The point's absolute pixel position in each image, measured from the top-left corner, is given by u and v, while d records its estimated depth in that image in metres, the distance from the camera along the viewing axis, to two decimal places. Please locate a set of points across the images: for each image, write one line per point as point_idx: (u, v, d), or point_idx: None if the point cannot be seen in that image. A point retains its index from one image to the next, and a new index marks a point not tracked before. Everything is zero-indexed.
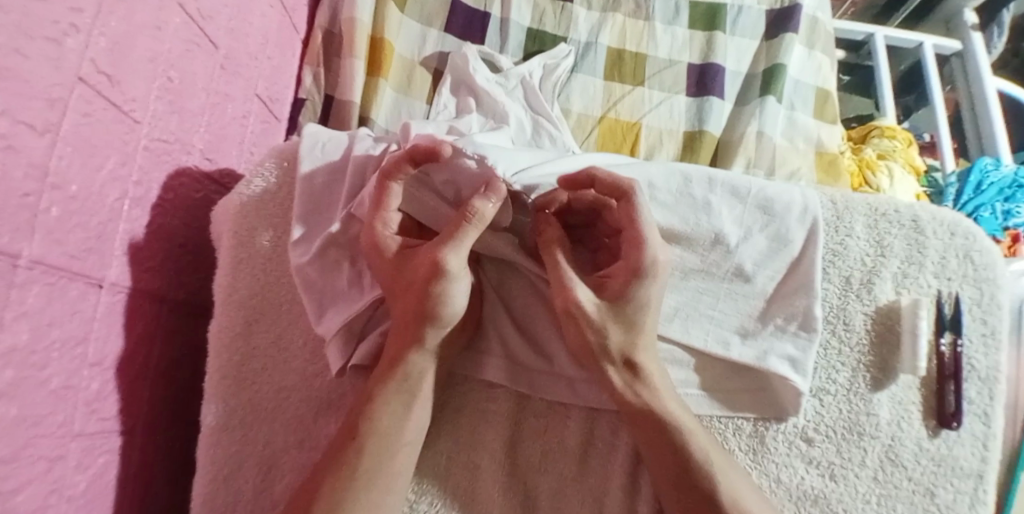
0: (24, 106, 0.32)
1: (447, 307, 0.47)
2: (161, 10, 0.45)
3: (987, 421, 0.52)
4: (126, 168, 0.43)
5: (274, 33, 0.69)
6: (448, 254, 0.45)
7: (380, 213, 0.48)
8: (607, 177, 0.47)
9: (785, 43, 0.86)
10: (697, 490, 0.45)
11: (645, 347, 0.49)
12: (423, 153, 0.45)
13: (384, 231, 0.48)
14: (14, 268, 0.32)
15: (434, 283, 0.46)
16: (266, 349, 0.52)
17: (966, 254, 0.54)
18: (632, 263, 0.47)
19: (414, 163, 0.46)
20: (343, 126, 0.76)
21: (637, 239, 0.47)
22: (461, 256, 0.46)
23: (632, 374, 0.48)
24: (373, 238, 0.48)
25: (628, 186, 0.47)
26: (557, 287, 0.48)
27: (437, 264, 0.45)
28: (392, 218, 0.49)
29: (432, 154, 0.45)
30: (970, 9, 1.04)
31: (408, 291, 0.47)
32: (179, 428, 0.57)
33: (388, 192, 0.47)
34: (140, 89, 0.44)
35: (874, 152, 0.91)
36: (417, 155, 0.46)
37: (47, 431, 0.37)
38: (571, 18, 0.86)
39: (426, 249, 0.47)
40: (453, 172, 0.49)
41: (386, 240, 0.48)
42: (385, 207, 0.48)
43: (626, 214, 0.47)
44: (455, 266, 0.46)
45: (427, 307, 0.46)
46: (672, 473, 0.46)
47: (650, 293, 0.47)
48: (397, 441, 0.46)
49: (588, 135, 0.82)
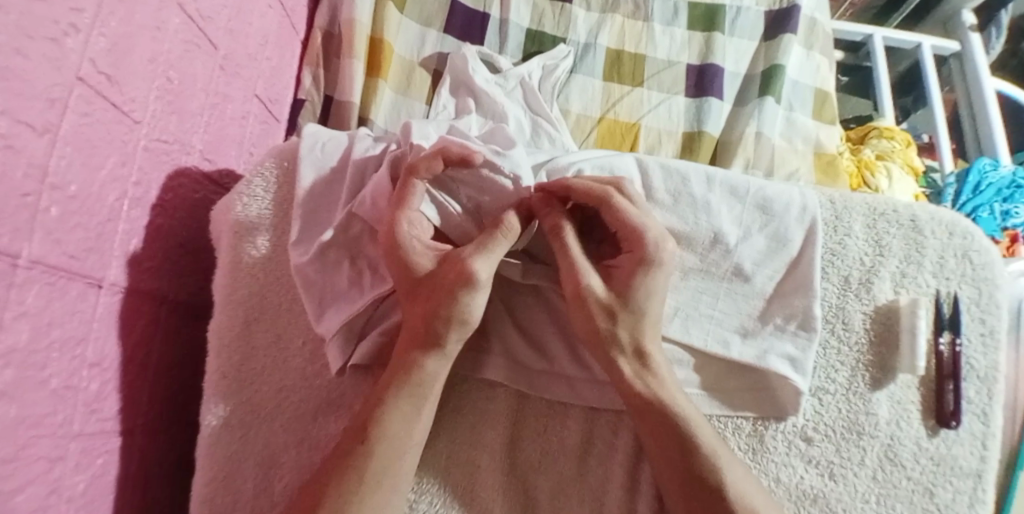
0: (25, 107, 0.32)
1: (471, 314, 0.47)
2: (161, 11, 0.45)
3: (986, 421, 0.52)
4: (125, 168, 0.43)
5: (274, 34, 0.69)
6: (477, 261, 0.46)
7: (403, 212, 0.48)
8: (581, 188, 0.48)
9: (783, 44, 0.87)
10: (704, 486, 0.45)
11: (652, 336, 0.49)
12: (456, 157, 0.48)
13: (408, 231, 0.48)
14: (14, 269, 0.32)
15: (461, 291, 0.46)
16: (265, 348, 0.52)
17: (964, 253, 0.55)
18: (638, 255, 0.47)
19: (445, 163, 0.48)
20: (342, 126, 0.76)
21: (635, 232, 0.47)
22: (489, 266, 0.46)
23: (639, 366, 0.48)
24: (395, 238, 0.47)
25: (603, 192, 0.48)
26: (566, 277, 0.49)
27: (467, 273, 0.46)
28: (413, 217, 0.49)
29: (464, 160, 0.48)
30: (967, 10, 1.04)
31: (431, 296, 0.47)
32: (179, 429, 0.57)
33: (412, 190, 0.48)
34: (140, 90, 0.44)
35: (873, 152, 0.92)
36: (450, 156, 0.48)
37: (46, 431, 0.37)
38: (569, 19, 0.87)
39: (454, 258, 0.48)
40: (477, 184, 0.51)
41: (411, 241, 0.48)
42: (408, 205, 0.48)
43: (613, 217, 0.48)
44: (484, 276, 0.46)
45: (449, 313, 0.46)
46: (677, 471, 0.46)
47: (655, 282, 0.48)
48: (404, 443, 0.46)
49: (587, 136, 0.82)
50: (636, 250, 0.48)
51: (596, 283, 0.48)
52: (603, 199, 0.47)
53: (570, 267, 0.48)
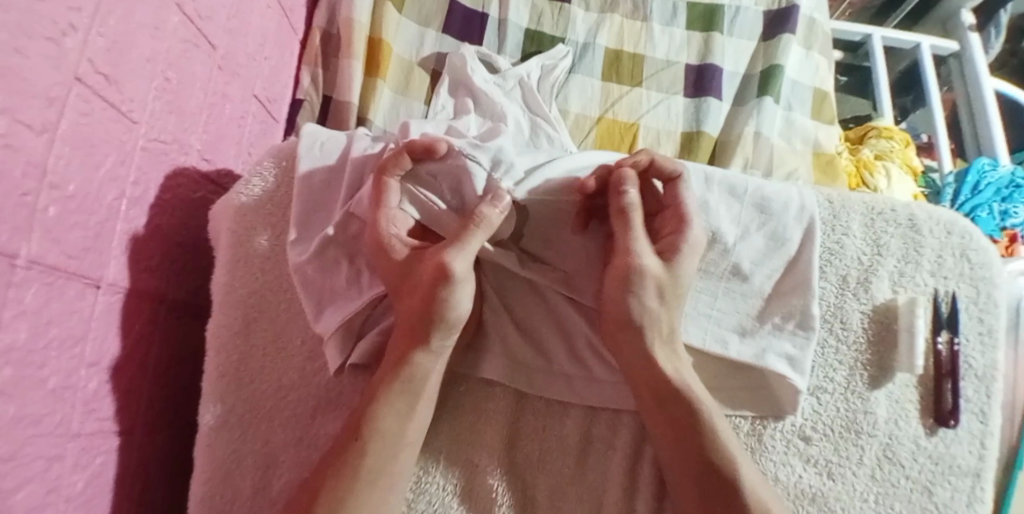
0: (24, 106, 0.32)
1: (453, 310, 0.47)
2: (160, 11, 0.45)
3: (984, 419, 0.52)
4: (124, 167, 0.43)
5: (273, 34, 0.69)
6: (453, 257, 0.46)
7: (382, 211, 0.49)
8: (664, 162, 0.51)
9: (781, 44, 0.87)
10: (711, 478, 0.45)
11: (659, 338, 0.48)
12: (420, 149, 0.48)
13: (389, 230, 0.48)
14: (12, 267, 0.32)
15: (440, 288, 0.46)
16: (264, 347, 0.52)
17: (962, 253, 0.55)
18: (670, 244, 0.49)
19: (412, 159, 0.49)
20: (341, 126, 0.76)
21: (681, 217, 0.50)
22: (467, 260, 0.47)
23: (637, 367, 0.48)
24: (378, 237, 0.48)
25: (676, 172, 0.51)
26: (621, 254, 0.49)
27: (443, 268, 0.46)
28: (393, 215, 0.49)
29: (428, 151, 0.48)
30: (967, 10, 1.04)
31: (414, 293, 0.47)
32: (178, 428, 0.57)
33: (386, 188, 0.48)
34: (138, 90, 0.44)
35: (871, 151, 0.92)
36: (414, 150, 0.48)
37: (45, 430, 0.37)
38: (568, 19, 0.87)
39: (433, 253, 0.47)
40: (456, 178, 0.50)
41: (390, 240, 0.48)
42: (385, 203, 0.49)
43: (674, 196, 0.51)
44: (461, 270, 0.46)
45: (431, 310, 0.46)
46: (686, 467, 0.46)
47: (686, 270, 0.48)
48: (398, 441, 0.45)
49: (586, 135, 0.82)
50: (677, 234, 0.49)
51: (652, 261, 0.48)
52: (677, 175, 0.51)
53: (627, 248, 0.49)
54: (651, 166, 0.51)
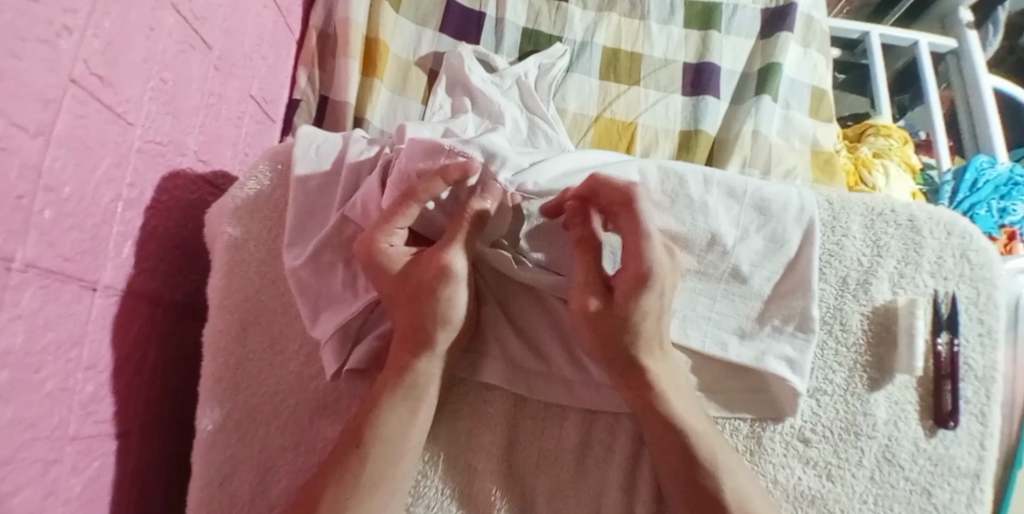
0: (18, 108, 0.31)
1: (456, 308, 0.47)
2: (155, 11, 0.45)
3: (984, 420, 0.52)
4: (120, 169, 0.43)
5: (269, 33, 0.69)
6: (455, 254, 0.47)
7: (387, 227, 0.47)
8: (606, 188, 0.46)
9: (780, 41, 0.86)
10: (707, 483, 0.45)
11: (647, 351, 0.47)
12: (456, 174, 0.46)
13: (387, 244, 0.48)
14: (8, 271, 0.32)
15: (442, 286, 0.46)
16: (260, 352, 0.51)
17: (961, 254, 0.55)
18: (634, 273, 0.45)
19: (444, 183, 0.47)
20: (337, 126, 0.75)
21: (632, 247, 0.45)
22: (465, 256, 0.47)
23: (636, 372, 0.47)
24: (376, 252, 0.47)
25: (625, 194, 0.46)
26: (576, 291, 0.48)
27: (443, 266, 0.46)
28: (398, 232, 0.48)
29: (463, 175, 0.47)
30: (965, 7, 1.04)
31: (416, 298, 0.47)
32: (175, 431, 0.57)
33: (405, 211, 0.47)
34: (134, 90, 0.43)
35: (870, 149, 0.91)
36: (448, 175, 0.46)
37: (42, 434, 0.37)
38: (565, 18, 0.86)
39: (431, 253, 0.48)
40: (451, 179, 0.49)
41: (390, 253, 0.48)
42: (394, 222, 0.47)
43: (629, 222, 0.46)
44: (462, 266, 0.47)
45: (434, 311, 0.46)
46: (684, 478, 0.46)
47: (647, 303, 0.45)
48: (399, 447, 0.45)
49: (584, 135, 0.82)
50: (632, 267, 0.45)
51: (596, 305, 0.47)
52: (624, 198, 0.46)
53: (582, 281, 0.48)
54: (596, 191, 0.47)
